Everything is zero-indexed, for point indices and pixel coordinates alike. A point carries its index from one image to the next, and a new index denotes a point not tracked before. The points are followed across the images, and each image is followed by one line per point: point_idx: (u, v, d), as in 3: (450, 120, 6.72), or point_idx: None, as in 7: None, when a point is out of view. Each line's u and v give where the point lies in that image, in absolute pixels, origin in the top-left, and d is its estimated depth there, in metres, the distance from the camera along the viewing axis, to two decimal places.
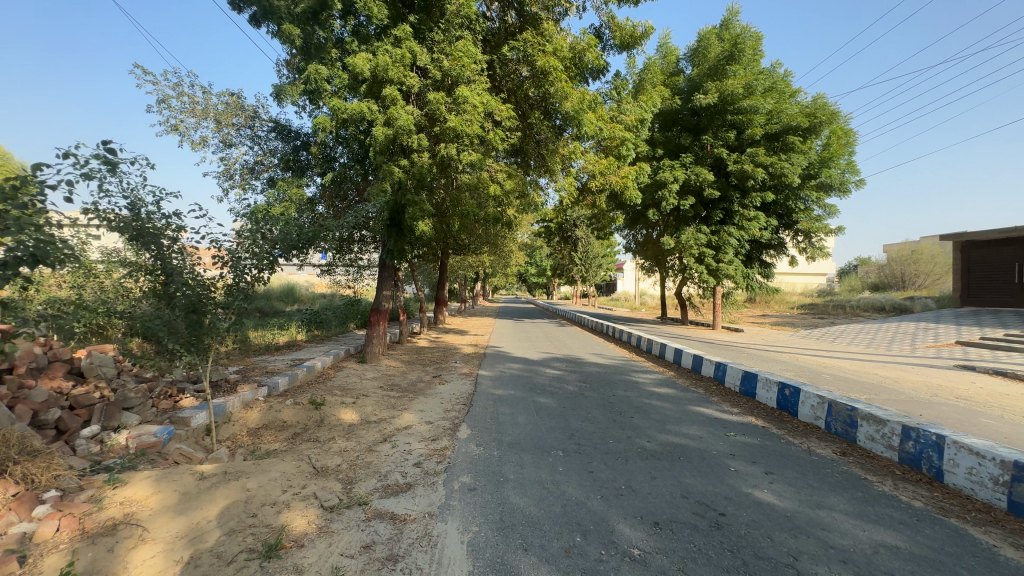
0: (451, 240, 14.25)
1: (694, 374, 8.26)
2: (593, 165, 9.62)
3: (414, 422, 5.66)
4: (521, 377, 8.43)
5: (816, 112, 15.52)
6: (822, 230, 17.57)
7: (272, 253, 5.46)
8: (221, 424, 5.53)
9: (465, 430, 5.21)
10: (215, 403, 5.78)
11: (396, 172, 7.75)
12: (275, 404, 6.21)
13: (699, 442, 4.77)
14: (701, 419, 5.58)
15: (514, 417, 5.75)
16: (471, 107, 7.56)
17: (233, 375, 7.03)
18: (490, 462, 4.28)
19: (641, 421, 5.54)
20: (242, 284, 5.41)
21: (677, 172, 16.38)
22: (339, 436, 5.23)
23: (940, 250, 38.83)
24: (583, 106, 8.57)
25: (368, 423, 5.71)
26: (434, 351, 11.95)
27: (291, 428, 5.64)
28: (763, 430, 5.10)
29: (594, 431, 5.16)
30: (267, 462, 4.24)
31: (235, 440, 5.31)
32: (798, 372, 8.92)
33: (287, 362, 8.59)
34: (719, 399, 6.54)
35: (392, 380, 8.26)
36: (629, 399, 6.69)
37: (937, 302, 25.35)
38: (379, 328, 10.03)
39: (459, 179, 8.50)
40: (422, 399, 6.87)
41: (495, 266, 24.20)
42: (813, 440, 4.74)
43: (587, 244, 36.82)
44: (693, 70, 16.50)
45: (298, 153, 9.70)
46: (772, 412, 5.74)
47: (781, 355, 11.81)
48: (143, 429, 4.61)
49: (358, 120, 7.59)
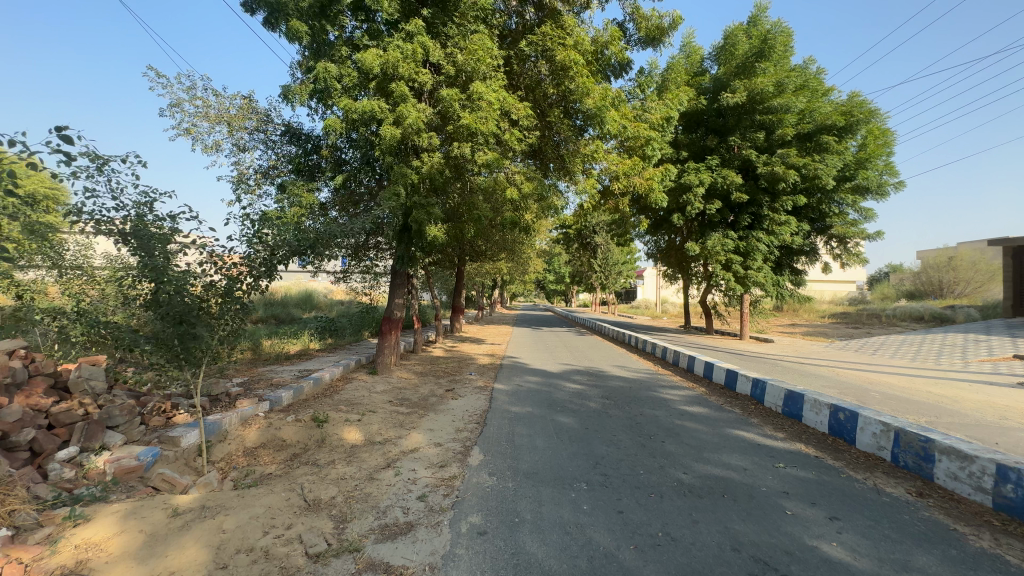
0: (466, 246, 13.84)
1: (728, 390, 7.60)
2: (616, 166, 9.06)
3: (422, 445, 5.16)
4: (540, 392, 7.88)
5: (853, 110, 14.70)
6: (858, 235, 16.62)
7: (272, 258, 5.11)
8: (215, 443, 5.13)
9: (477, 456, 4.70)
10: (210, 419, 5.39)
11: (407, 174, 7.37)
12: (276, 421, 5.80)
13: (743, 476, 4.15)
14: (743, 447, 4.95)
15: (532, 440, 5.21)
16: (486, 104, 7.17)
17: (235, 388, 6.66)
18: (504, 497, 3.74)
19: (674, 448, 4.94)
20: (238, 292, 4.95)
21: (703, 175, 15.69)
22: (339, 460, 4.77)
23: (981, 256, 36.86)
24: (605, 103, 8.10)
25: (372, 444, 5.23)
26: (449, 362, 11.47)
27: (290, 448, 5.22)
28: (816, 461, 4.46)
29: (621, 459, 4.59)
30: (254, 492, 3.79)
31: (228, 462, 4.89)
32: (842, 389, 8.17)
33: (294, 374, 8.22)
34: (760, 421, 5.88)
35: (403, 394, 7.81)
36: (658, 420, 6.07)
37: (981, 313, 23.86)
38: (391, 338, 9.59)
39: (474, 181, 8.06)
40: (432, 417, 6.37)
41: (513, 272, 23.71)
42: (879, 475, 4.09)
43: (607, 251, 36.13)
44: (719, 69, 15.86)
45: (309, 156, 9.40)
46: (824, 438, 5.08)
47: (820, 369, 10.97)
48: (126, 451, 4.25)
49: (369, 120, 7.22)
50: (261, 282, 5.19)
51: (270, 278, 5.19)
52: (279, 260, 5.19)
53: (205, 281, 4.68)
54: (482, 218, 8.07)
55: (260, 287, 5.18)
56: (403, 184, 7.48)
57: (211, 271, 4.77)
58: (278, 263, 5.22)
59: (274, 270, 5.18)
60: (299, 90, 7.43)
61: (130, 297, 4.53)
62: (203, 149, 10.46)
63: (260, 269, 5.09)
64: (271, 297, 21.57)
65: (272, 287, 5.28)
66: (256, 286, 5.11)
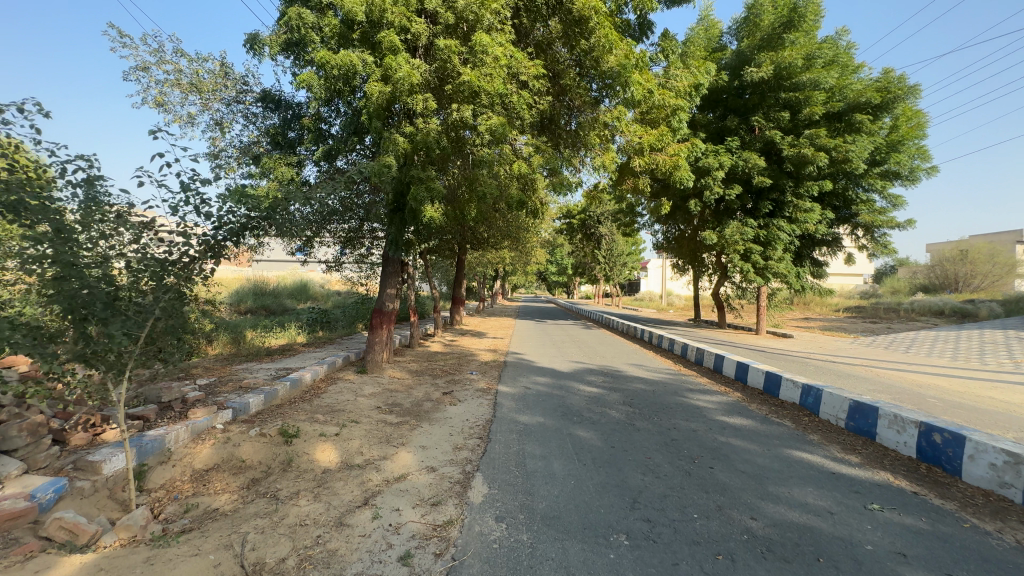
0: (468, 231, 12.79)
1: (770, 397, 6.55)
2: (638, 140, 7.96)
3: (412, 469, 4.16)
4: (551, 397, 6.84)
5: (889, 86, 13.45)
6: (887, 224, 15.50)
7: (220, 238, 4.18)
8: (152, 467, 4.11)
9: (480, 488, 3.70)
10: (149, 435, 4.38)
11: (398, 141, 6.28)
12: (235, 435, 4.79)
13: (835, 527, 3.12)
14: (815, 477, 3.93)
15: (548, 463, 4.21)
16: (492, 60, 6.11)
17: (193, 393, 5.65)
18: (519, 560, 2.72)
19: (729, 478, 3.90)
20: (172, 280, 3.88)
21: (723, 157, 14.56)
22: (305, 493, 3.76)
23: (1000, 249, 35.72)
24: (629, 62, 7.02)
25: (349, 468, 4.20)
26: (448, 358, 10.45)
27: (248, 471, 4.24)
28: (920, 501, 3.45)
29: (665, 494, 3.58)
30: (175, 551, 2.78)
31: (168, 493, 3.89)
32: (892, 393, 7.19)
33: (270, 374, 7.21)
34: (821, 438, 4.87)
35: (393, 398, 6.81)
36: (697, 435, 5.04)
37: (1006, 310, 22.85)
38: (382, 333, 8.52)
39: (476, 153, 6.94)
40: (425, 429, 5.35)
41: (516, 263, 22.64)
42: (1015, 526, 3.07)
43: (612, 241, 34.90)
44: (742, 42, 14.64)
45: (289, 127, 8.28)
46: (915, 466, 4.06)
47: (857, 369, 9.90)
48: (18, 485, 3.24)
49: (349, 76, 6.10)
50: (205, 265, 4.22)
51: (216, 261, 4.25)
52: (227, 239, 4.26)
53: (124, 262, 3.59)
54: (487, 195, 6.87)
55: (206, 274, 4.20)
56: (393, 155, 6.36)
57: (140, 251, 3.71)
58: (226, 242, 4.27)
59: (221, 252, 4.22)
60: (272, 43, 6.30)
61: (27, 282, 3.40)
62: (178, 121, 9.39)
63: (198, 249, 4.09)
64: (264, 287, 20.65)
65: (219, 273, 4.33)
66: (196, 268, 4.09)
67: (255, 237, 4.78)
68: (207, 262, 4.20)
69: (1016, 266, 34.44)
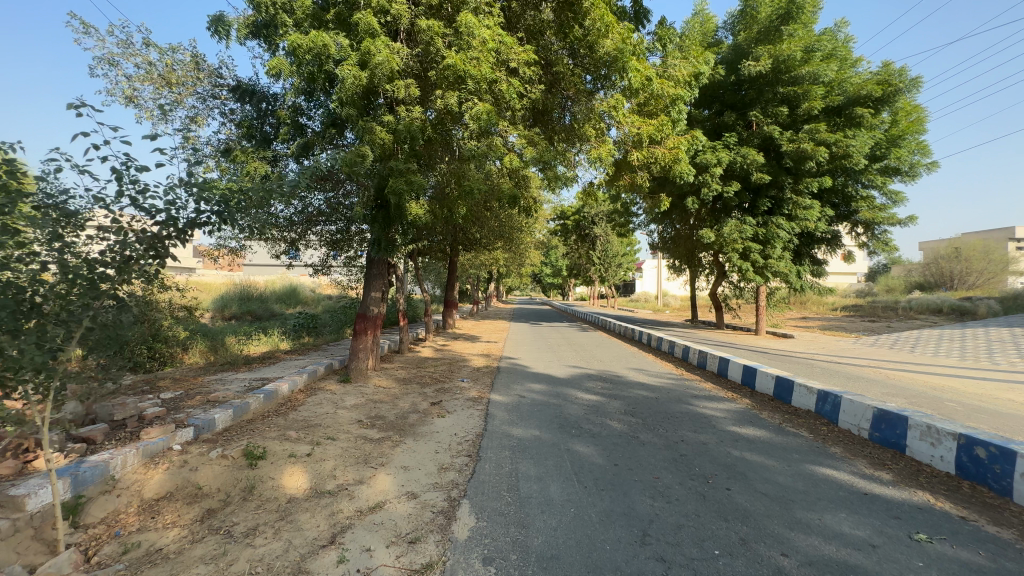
0: (460, 231, 12.32)
1: (782, 404, 6.10)
2: (636, 132, 7.53)
3: (390, 497, 3.66)
4: (547, 406, 6.35)
5: (890, 79, 13.14)
6: (888, 221, 15.16)
7: (166, 234, 3.72)
8: (91, 499, 3.58)
9: (466, 521, 3.21)
10: (91, 462, 3.83)
11: (378, 130, 5.81)
12: (194, 458, 4.27)
13: (880, 566, 2.65)
14: (847, 500, 3.46)
15: (545, 487, 3.72)
16: (479, 42, 5.69)
17: (152, 410, 5.11)
18: None
19: (749, 502, 3.43)
20: (106, 285, 3.38)
21: (721, 153, 14.11)
22: (264, 529, 3.25)
23: (994, 246, 35.75)
24: (627, 46, 6.58)
25: (318, 496, 3.70)
26: (439, 364, 9.94)
27: (204, 501, 3.72)
28: (973, 531, 3.00)
29: (680, 526, 3.10)
30: None
31: (108, 529, 3.36)
32: (908, 397, 6.78)
33: (243, 385, 6.68)
34: (845, 451, 4.41)
35: (377, 409, 6.31)
36: (708, 450, 4.57)
37: (1005, 308, 22.67)
38: (366, 339, 7.98)
39: (463, 146, 6.47)
40: (408, 446, 4.84)
41: (510, 264, 22.14)
42: None
43: (606, 242, 34.50)
44: (739, 36, 14.31)
45: (264, 121, 7.85)
46: (957, 484, 3.62)
47: (865, 370, 9.48)
48: None
49: (322, 61, 5.64)
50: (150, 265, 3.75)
51: (163, 260, 3.81)
52: (174, 235, 3.79)
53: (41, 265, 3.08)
54: (475, 191, 6.37)
55: (150, 274, 3.70)
56: (372, 146, 5.88)
57: (64, 251, 3.19)
58: (173, 237, 3.80)
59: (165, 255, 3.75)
60: (239, 26, 5.83)
61: None
62: (148, 116, 8.81)
63: (138, 248, 3.58)
64: (251, 291, 20.04)
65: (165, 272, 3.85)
66: (134, 266, 3.55)
67: (211, 231, 4.35)
68: (151, 261, 3.72)
69: (1009, 264, 34.52)
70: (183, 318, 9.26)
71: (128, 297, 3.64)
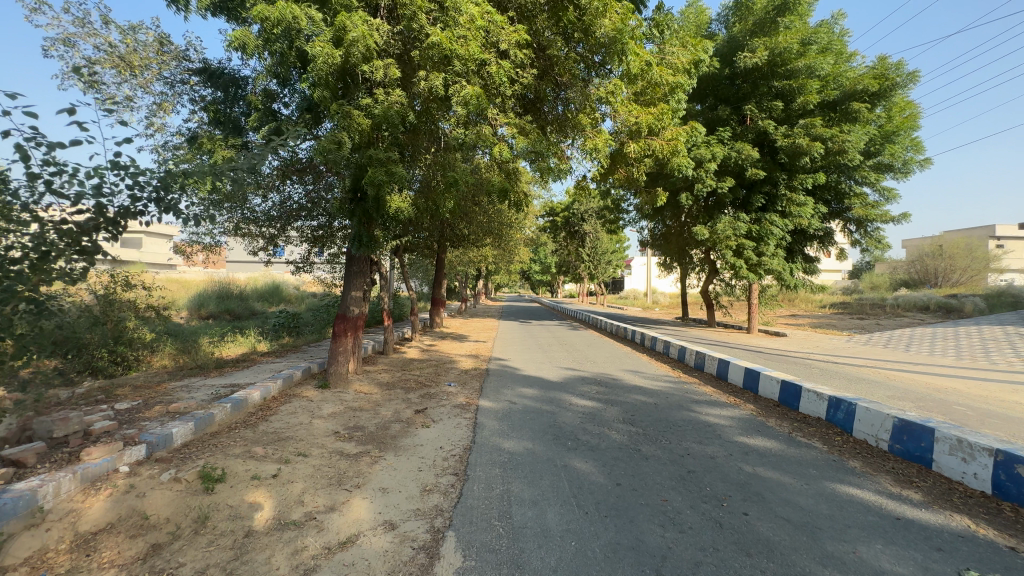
0: (448, 226, 11.84)
1: (788, 410, 5.76)
2: (632, 122, 7.12)
3: (366, 528, 3.20)
4: (540, 414, 5.92)
5: (886, 74, 12.93)
6: (881, 218, 15.01)
7: (93, 222, 3.61)
8: (13, 535, 3.05)
9: (451, 560, 2.77)
10: (17, 490, 3.29)
11: (355, 114, 5.33)
12: (143, 482, 3.74)
13: None
14: (880, 526, 3.09)
15: (541, 514, 3.29)
16: (468, 19, 5.27)
17: (100, 424, 4.55)
18: None
19: (772, 531, 3.04)
20: (18, 287, 3.22)
21: (716, 148, 13.77)
22: (213, 572, 2.76)
23: (977, 244, 36.26)
24: (625, 28, 6.16)
25: (283, 528, 3.22)
26: (424, 367, 9.45)
27: (149, 534, 3.20)
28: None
29: (696, 564, 2.69)
30: None
31: (31, 572, 2.84)
32: (915, 401, 6.51)
33: (210, 393, 6.14)
34: (864, 466, 4.06)
35: (357, 418, 5.83)
36: (718, 464, 4.18)
37: (990, 306, 22.82)
38: (347, 341, 7.43)
39: (449, 133, 5.99)
40: (389, 463, 4.37)
41: (499, 261, 21.67)
42: None
43: (596, 239, 34.12)
44: (734, 28, 14.00)
45: (234, 105, 7.31)
46: (996, 506, 3.28)
47: (864, 371, 9.23)
48: None
49: (289, 33, 5.12)
50: (73, 264, 3.56)
51: (90, 258, 3.63)
52: (105, 226, 3.68)
53: None
54: (461, 183, 5.89)
55: (74, 273, 3.56)
56: (350, 132, 5.39)
57: None
58: (102, 227, 3.66)
59: (97, 251, 3.66)
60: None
61: None
62: (110, 101, 8.15)
63: (60, 241, 3.46)
64: (230, 288, 19.27)
65: (92, 273, 3.67)
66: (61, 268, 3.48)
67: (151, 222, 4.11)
68: (76, 259, 3.56)
69: (991, 261, 35.05)
70: (149, 319, 8.63)
71: (48, 299, 3.53)
